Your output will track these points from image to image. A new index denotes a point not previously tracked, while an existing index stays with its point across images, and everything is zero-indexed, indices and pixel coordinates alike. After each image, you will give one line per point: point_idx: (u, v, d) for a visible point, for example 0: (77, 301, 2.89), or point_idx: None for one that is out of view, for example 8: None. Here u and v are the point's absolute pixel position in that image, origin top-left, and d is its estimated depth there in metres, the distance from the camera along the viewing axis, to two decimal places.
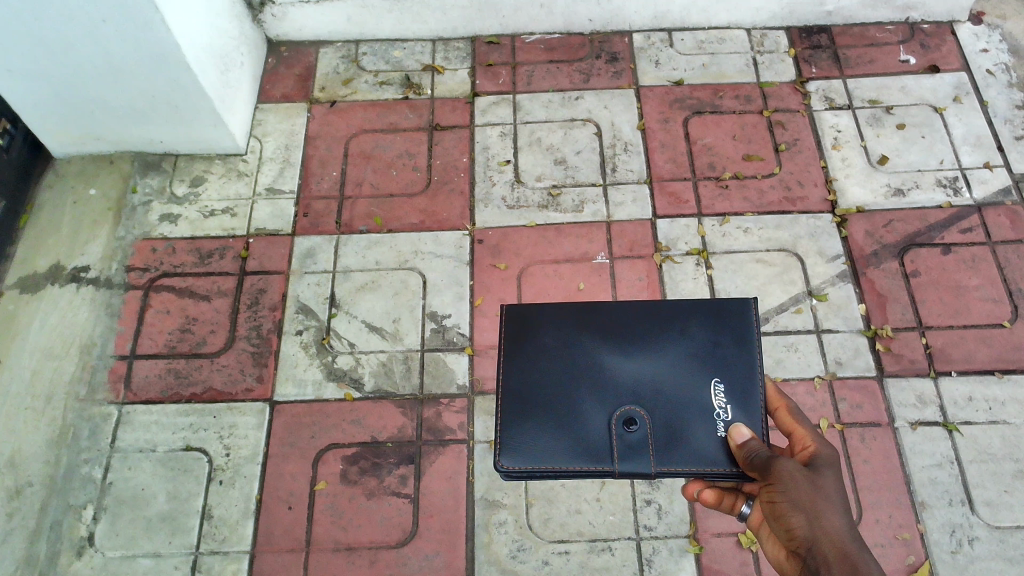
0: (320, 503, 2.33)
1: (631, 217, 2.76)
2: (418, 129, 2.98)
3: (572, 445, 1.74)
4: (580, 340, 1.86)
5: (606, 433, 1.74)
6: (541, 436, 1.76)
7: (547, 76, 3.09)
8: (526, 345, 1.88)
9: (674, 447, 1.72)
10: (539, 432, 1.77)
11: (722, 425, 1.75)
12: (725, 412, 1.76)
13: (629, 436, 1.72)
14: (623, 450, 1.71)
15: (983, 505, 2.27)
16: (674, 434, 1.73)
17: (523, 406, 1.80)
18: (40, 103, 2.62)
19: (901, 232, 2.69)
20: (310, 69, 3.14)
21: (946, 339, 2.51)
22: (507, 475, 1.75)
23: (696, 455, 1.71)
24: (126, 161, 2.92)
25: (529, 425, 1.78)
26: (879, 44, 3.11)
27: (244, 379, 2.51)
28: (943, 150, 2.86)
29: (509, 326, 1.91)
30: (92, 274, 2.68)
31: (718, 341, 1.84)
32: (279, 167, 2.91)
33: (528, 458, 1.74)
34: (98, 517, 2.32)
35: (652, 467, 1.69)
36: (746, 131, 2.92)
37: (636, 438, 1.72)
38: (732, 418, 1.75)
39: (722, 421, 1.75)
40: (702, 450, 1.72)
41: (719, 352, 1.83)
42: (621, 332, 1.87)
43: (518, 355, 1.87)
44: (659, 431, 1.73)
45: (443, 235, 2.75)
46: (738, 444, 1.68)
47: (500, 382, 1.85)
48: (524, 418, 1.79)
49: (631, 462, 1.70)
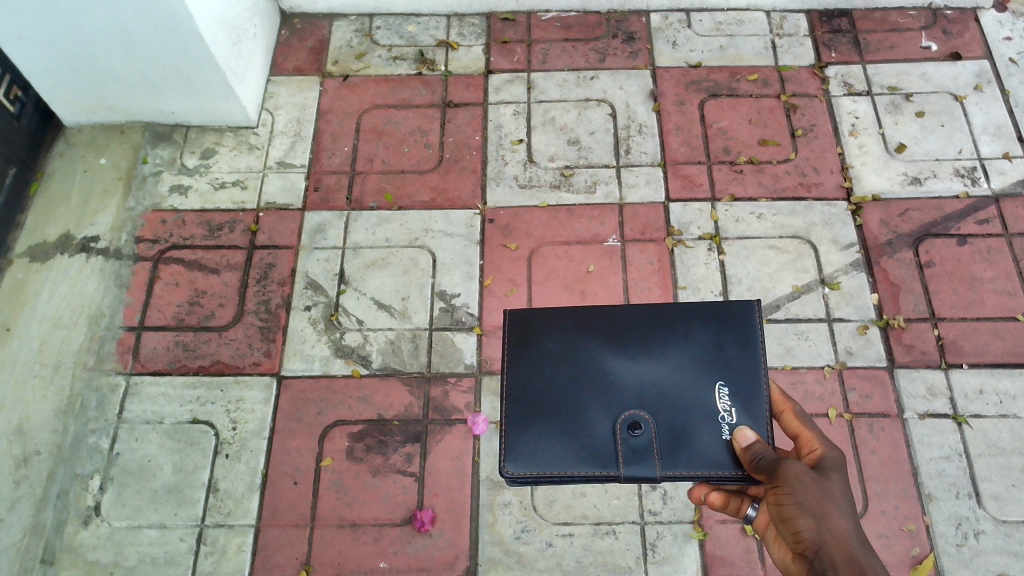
0: (326, 479, 2.33)
1: (643, 199, 2.74)
2: (430, 106, 2.95)
3: (577, 451, 1.74)
4: (582, 344, 1.85)
5: (610, 437, 1.74)
6: (545, 441, 1.76)
7: (562, 55, 3.06)
8: (529, 351, 1.87)
9: (678, 451, 1.72)
10: (543, 437, 1.77)
11: (726, 428, 1.74)
12: (730, 414, 1.75)
13: (634, 440, 1.72)
14: (628, 454, 1.71)
15: (991, 499, 2.26)
16: (678, 437, 1.73)
17: (527, 411, 1.80)
18: (53, 72, 2.61)
19: (916, 221, 2.66)
20: (323, 42, 3.12)
21: (958, 330, 2.49)
22: (512, 480, 1.75)
23: (702, 458, 1.71)
24: (138, 131, 2.90)
25: (533, 430, 1.78)
26: (901, 29, 3.06)
27: (252, 353, 2.51)
28: (962, 139, 2.82)
29: (510, 331, 1.91)
30: (101, 245, 2.67)
31: (722, 344, 1.83)
32: (290, 140, 2.89)
33: (533, 463, 1.74)
34: (105, 487, 2.33)
35: (657, 471, 1.69)
36: (762, 115, 2.89)
37: (641, 442, 1.72)
38: (737, 421, 1.75)
39: (726, 424, 1.74)
40: (708, 453, 1.71)
41: (723, 354, 1.82)
42: (623, 335, 1.85)
43: (521, 360, 1.87)
44: (663, 435, 1.73)
45: (454, 214, 2.73)
46: (742, 447, 1.68)
47: (503, 388, 1.85)
48: (529, 424, 1.79)
49: (636, 466, 1.69)
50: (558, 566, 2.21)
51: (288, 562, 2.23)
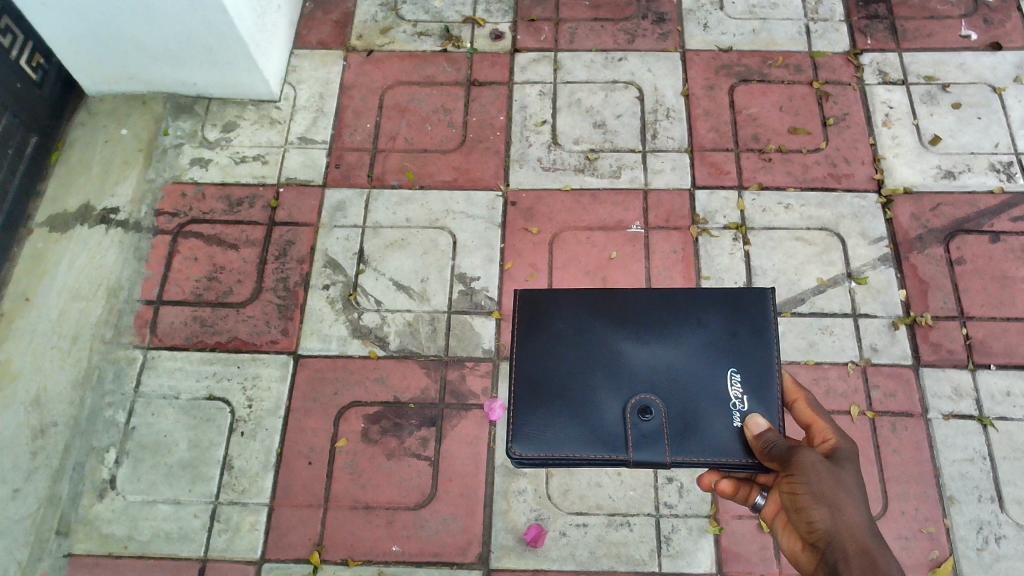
0: (341, 460, 2.33)
1: (669, 185, 2.69)
2: (455, 84, 2.91)
3: (587, 433, 1.72)
4: (594, 328, 1.83)
5: (621, 421, 1.71)
6: (554, 423, 1.74)
7: (590, 35, 3.00)
8: (539, 332, 1.84)
9: (688, 437, 1.69)
10: (553, 419, 1.74)
11: (737, 415, 1.72)
12: (742, 402, 1.73)
13: (644, 424, 1.70)
14: (639, 438, 1.68)
15: (1014, 504, 2.22)
16: (689, 422, 1.70)
17: (536, 392, 1.78)
18: (76, 39, 2.58)
19: (949, 216, 2.60)
20: (347, 15, 3.07)
21: (988, 330, 2.43)
22: (519, 462, 1.73)
23: (712, 445, 1.69)
24: (159, 102, 2.87)
25: (542, 412, 1.75)
26: (940, 17, 2.98)
27: (269, 331, 2.50)
28: (999, 132, 2.74)
29: (521, 312, 1.88)
30: (121, 217, 2.66)
31: (736, 331, 1.80)
32: (312, 115, 2.86)
33: (541, 445, 1.72)
34: (120, 461, 2.33)
35: (667, 456, 1.67)
36: (794, 103, 2.82)
37: (651, 427, 1.70)
38: (748, 408, 1.72)
39: (738, 411, 1.72)
40: (719, 440, 1.69)
41: (735, 342, 1.79)
42: (636, 320, 1.82)
43: (532, 342, 1.84)
44: (674, 420, 1.71)
45: (476, 195, 2.69)
46: (754, 435, 1.65)
47: (514, 369, 1.82)
48: (538, 405, 1.76)
49: (645, 451, 1.67)
50: (571, 556, 2.19)
51: (301, 542, 2.23)
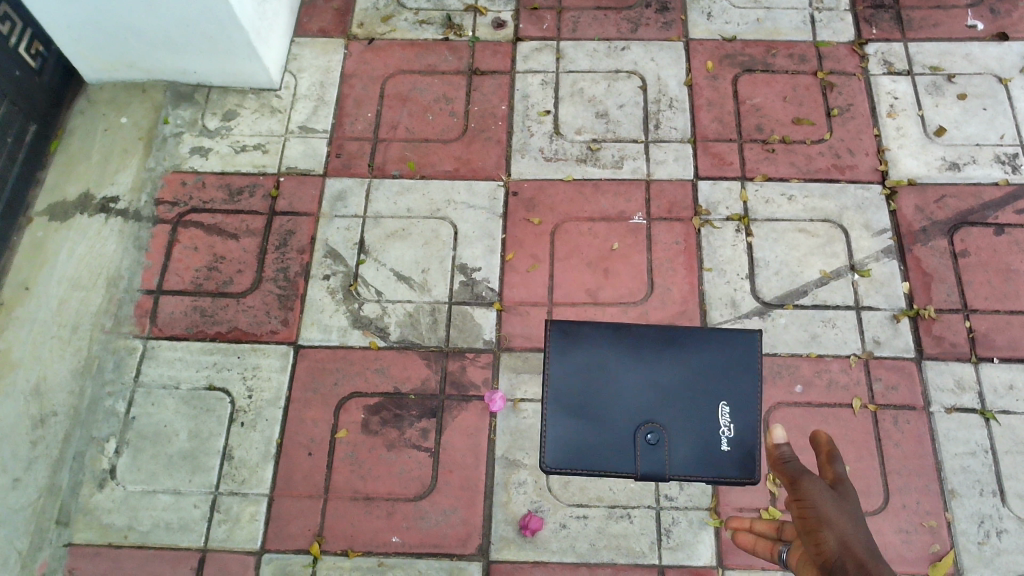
0: (340, 451, 2.32)
1: (671, 176, 2.67)
2: (457, 73, 2.89)
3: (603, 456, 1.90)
4: (610, 359, 1.98)
5: (631, 446, 1.91)
6: (577, 443, 1.92)
7: (593, 24, 2.97)
8: (564, 360, 1.98)
9: (688, 460, 1.89)
10: (575, 440, 1.92)
11: (726, 442, 1.91)
12: (731, 432, 1.92)
13: (650, 448, 1.90)
14: (645, 461, 1.89)
15: (1015, 498, 2.22)
16: (689, 447, 1.90)
17: (561, 416, 1.94)
18: (76, 27, 2.57)
19: (953, 208, 2.58)
20: (348, 3, 3.05)
21: (991, 323, 2.42)
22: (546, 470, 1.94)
23: (704, 466, 1.89)
24: (159, 90, 2.86)
25: (565, 433, 1.93)
26: (946, 6, 2.95)
27: (269, 321, 2.49)
28: (1005, 124, 2.72)
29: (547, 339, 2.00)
30: (121, 205, 2.65)
31: (729, 368, 1.97)
32: (313, 104, 2.84)
33: (564, 462, 1.91)
34: (120, 450, 2.33)
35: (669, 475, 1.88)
36: (798, 93, 2.80)
37: (656, 451, 1.90)
38: (735, 437, 1.92)
39: (727, 438, 1.92)
40: (712, 462, 1.90)
41: (728, 376, 1.96)
42: (647, 353, 1.98)
43: (557, 368, 1.98)
44: (676, 445, 1.90)
45: (477, 185, 2.68)
46: (772, 446, 1.66)
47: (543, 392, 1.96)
48: (562, 427, 1.93)
49: (650, 469, 1.89)
50: (571, 548, 2.19)
51: (301, 533, 2.23)
